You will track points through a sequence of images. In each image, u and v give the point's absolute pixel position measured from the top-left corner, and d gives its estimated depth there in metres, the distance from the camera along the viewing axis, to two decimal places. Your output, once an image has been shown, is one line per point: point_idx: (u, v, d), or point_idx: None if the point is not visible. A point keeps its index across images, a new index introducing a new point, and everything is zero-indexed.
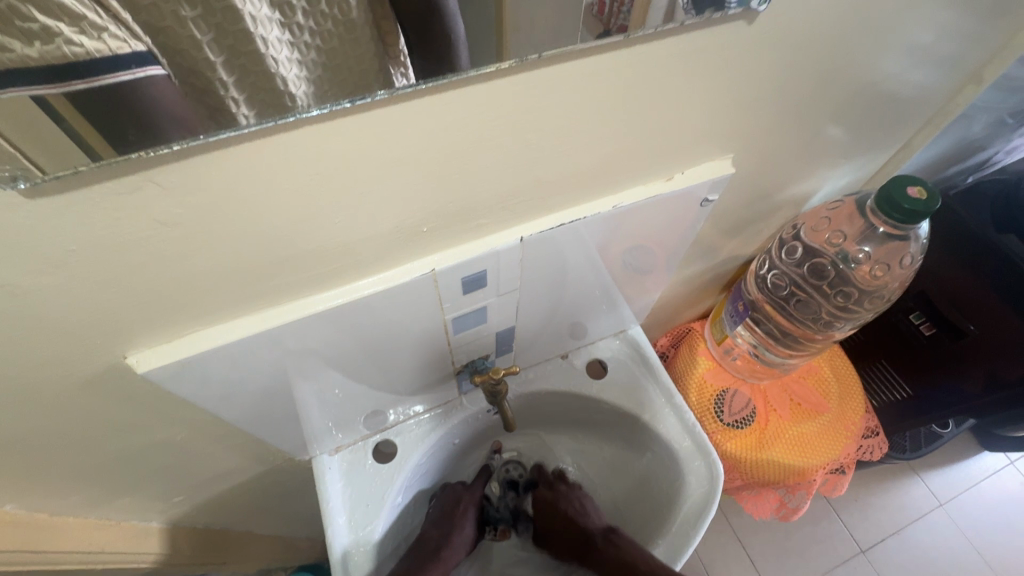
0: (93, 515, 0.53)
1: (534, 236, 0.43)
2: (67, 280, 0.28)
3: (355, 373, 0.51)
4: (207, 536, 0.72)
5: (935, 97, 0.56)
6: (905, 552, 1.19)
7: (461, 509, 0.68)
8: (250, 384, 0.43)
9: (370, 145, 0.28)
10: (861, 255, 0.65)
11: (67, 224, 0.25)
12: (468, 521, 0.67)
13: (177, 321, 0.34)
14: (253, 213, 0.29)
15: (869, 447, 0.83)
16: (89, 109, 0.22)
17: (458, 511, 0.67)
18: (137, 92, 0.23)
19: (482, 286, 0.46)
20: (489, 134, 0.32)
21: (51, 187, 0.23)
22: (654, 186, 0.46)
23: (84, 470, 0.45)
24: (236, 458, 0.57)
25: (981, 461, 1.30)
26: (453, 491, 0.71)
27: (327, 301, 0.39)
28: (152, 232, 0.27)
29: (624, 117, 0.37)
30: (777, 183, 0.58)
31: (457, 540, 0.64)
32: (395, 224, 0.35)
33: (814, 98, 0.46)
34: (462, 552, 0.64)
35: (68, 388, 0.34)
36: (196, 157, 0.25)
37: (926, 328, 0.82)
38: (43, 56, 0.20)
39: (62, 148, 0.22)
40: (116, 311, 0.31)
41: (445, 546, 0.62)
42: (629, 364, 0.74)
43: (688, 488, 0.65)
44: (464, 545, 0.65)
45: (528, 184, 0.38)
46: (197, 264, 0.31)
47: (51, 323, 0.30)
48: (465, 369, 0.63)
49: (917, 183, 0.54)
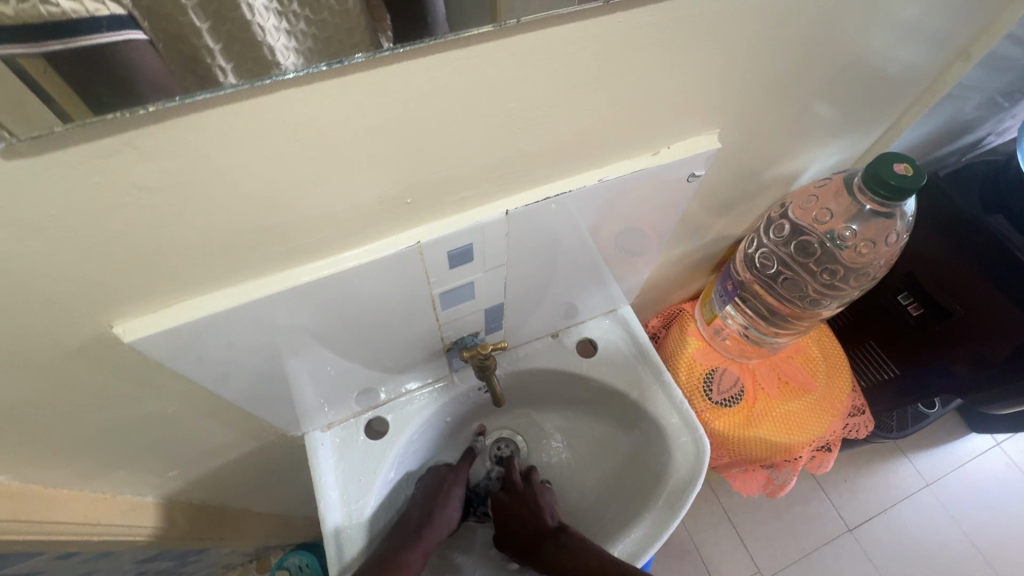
0: (88, 489, 0.54)
1: (520, 209, 0.43)
2: (52, 246, 0.28)
3: (344, 349, 0.52)
4: (203, 512, 0.74)
5: (924, 74, 0.56)
6: (892, 530, 1.22)
7: (446, 492, 0.68)
8: (239, 358, 0.44)
9: (350, 112, 0.29)
10: (847, 233, 0.65)
11: (50, 188, 0.25)
12: (452, 508, 0.68)
13: (163, 290, 0.35)
14: (235, 180, 0.29)
15: (856, 425, 0.84)
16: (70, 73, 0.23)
17: (443, 493, 0.68)
18: (112, 56, 0.24)
19: (468, 260, 0.46)
20: (470, 103, 0.32)
21: (28, 149, 0.23)
22: (642, 160, 0.46)
23: (77, 442, 0.45)
24: (229, 432, 0.57)
25: (968, 442, 1.32)
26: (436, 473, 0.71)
27: (313, 272, 0.39)
28: (134, 198, 0.27)
29: (607, 89, 0.37)
30: (766, 161, 0.58)
31: (440, 520, 0.65)
32: (379, 195, 0.36)
33: (801, 72, 0.46)
34: (445, 531, 0.65)
35: (56, 358, 0.35)
36: (175, 120, 0.25)
37: (913, 308, 0.83)
38: (18, 15, 0.21)
39: (28, 110, 0.22)
40: (102, 279, 0.31)
41: (426, 529, 0.62)
42: (619, 342, 0.75)
43: (674, 464, 0.66)
44: (446, 527, 0.65)
45: (512, 155, 0.38)
46: (181, 232, 0.31)
47: (36, 291, 0.30)
48: (454, 346, 0.63)
49: (904, 160, 0.54)
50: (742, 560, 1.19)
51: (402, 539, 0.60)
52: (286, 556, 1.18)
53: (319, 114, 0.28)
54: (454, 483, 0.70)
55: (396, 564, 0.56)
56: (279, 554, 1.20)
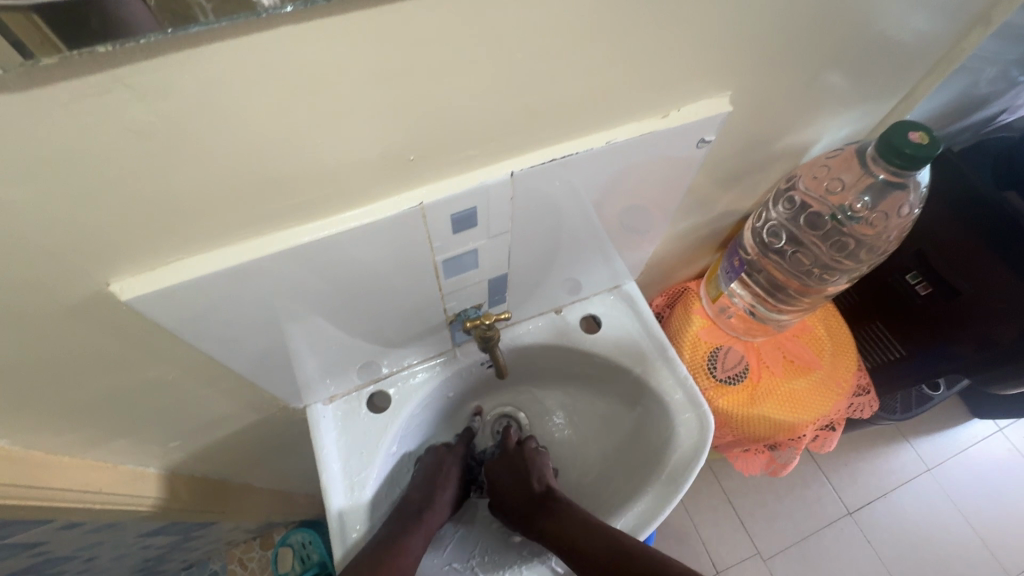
0: (90, 457, 0.54)
1: (524, 171, 0.42)
2: (44, 194, 0.27)
3: (346, 318, 0.51)
4: (207, 485, 0.74)
5: (941, 42, 0.54)
6: (892, 514, 1.22)
7: (446, 472, 0.67)
8: (238, 322, 0.43)
9: (347, 55, 0.28)
10: (859, 205, 0.64)
11: (38, 129, 0.24)
12: (450, 481, 0.67)
13: (160, 246, 0.34)
14: (230, 128, 0.28)
15: (859, 406, 0.83)
16: (49, 17, 0.20)
17: (442, 476, 0.66)
18: (96, 6, 0.20)
19: (472, 225, 0.45)
20: (471, 51, 0.31)
21: (12, 82, 0.22)
22: (650, 123, 0.45)
23: (76, 407, 0.45)
24: (230, 403, 0.57)
25: (971, 428, 1.31)
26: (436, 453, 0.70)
27: (313, 232, 0.38)
28: (125, 142, 0.26)
29: (614, 42, 0.35)
30: (776, 131, 0.56)
31: (440, 501, 0.63)
32: (379, 151, 0.35)
33: (815, 35, 0.44)
34: (445, 513, 0.63)
35: (53, 317, 0.34)
36: (168, 56, 0.24)
37: (922, 288, 0.82)
38: None
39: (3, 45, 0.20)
40: (97, 232, 0.31)
41: (426, 512, 0.60)
42: (622, 318, 0.74)
43: (678, 438, 0.65)
44: (445, 505, 0.64)
45: (517, 112, 0.37)
46: (177, 183, 0.30)
47: (30, 243, 0.29)
48: (456, 319, 0.62)
49: (919, 128, 0.53)
50: (741, 542, 1.20)
51: (403, 523, 0.58)
52: (290, 533, 1.19)
53: (319, 57, 0.27)
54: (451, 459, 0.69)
55: (398, 545, 0.54)
56: (283, 531, 1.21)
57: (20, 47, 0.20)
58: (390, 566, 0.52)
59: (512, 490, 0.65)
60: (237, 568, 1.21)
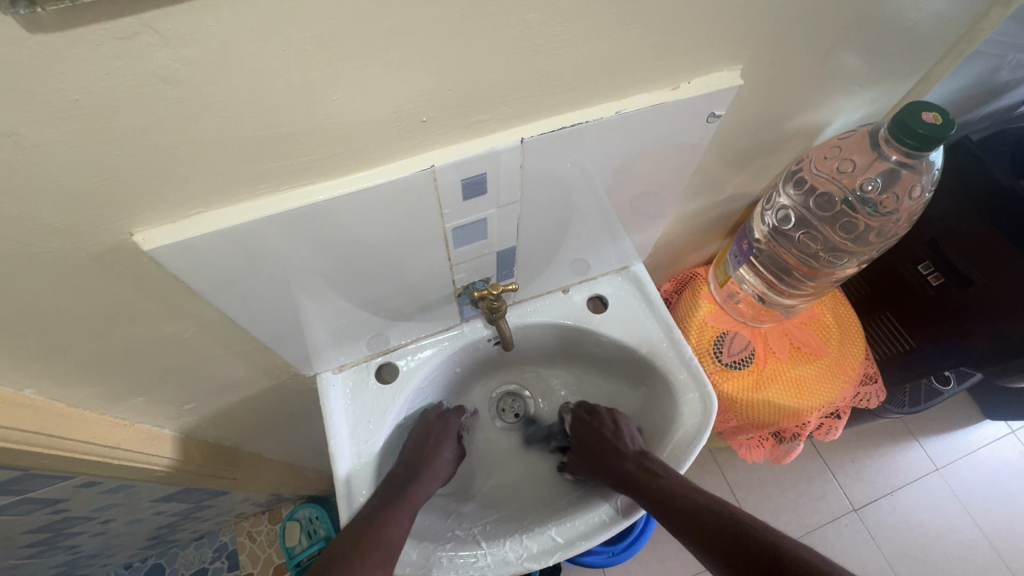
0: (108, 413, 0.56)
1: (535, 138, 0.43)
2: (73, 136, 0.28)
3: (357, 287, 0.52)
4: (219, 450, 0.76)
5: (957, 23, 0.53)
6: (898, 512, 1.21)
7: (436, 445, 0.67)
8: (250, 281, 0.44)
9: (366, 9, 0.28)
10: (870, 186, 0.64)
11: (67, 69, 0.25)
12: (443, 464, 0.66)
13: (182, 198, 0.35)
14: (251, 79, 0.29)
15: (867, 395, 0.81)
16: None
17: (431, 449, 0.67)
18: None
19: (482, 193, 0.46)
20: (487, 11, 0.32)
21: (50, 21, 0.23)
22: (660, 95, 0.46)
23: (97, 359, 0.46)
24: (244, 366, 0.58)
25: (982, 429, 1.30)
26: (426, 423, 0.70)
27: (326, 191, 0.39)
28: (153, 89, 0.28)
29: (627, 10, 0.36)
30: (789, 110, 0.56)
31: (429, 476, 0.64)
32: (394, 110, 0.36)
33: (830, 10, 0.44)
34: (435, 484, 0.64)
35: (78, 263, 0.36)
36: (194, 2, 0.25)
37: (934, 278, 0.81)
38: None
39: None
40: (124, 178, 0.32)
41: (412, 485, 0.61)
42: (629, 299, 0.75)
43: (681, 418, 0.66)
44: (437, 479, 0.64)
45: (528, 76, 0.38)
46: (198, 133, 0.31)
47: (58, 185, 0.30)
48: (465, 292, 0.63)
49: (932, 109, 0.53)
50: None
51: (392, 496, 0.59)
52: (297, 507, 1.22)
53: (334, 9, 0.28)
54: (443, 434, 0.69)
55: (386, 517, 0.56)
56: (290, 505, 1.24)
57: None
58: (376, 538, 0.54)
59: (602, 451, 0.65)
60: (245, 541, 1.23)
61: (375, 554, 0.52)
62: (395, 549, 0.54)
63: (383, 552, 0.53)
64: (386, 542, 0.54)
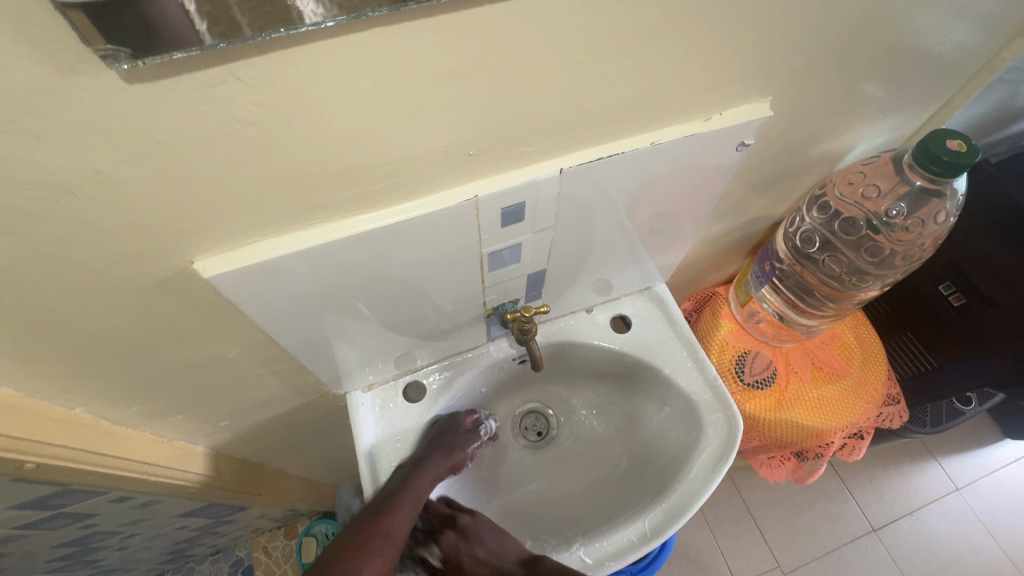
0: (149, 431, 0.57)
1: (572, 168, 0.45)
2: (154, 172, 0.30)
3: (392, 310, 0.54)
4: (246, 466, 0.77)
5: (981, 51, 0.55)
6: (918, 533, 1.20)
7: (443, 438, 0.66)
8: (293, 304, 0.46)
9: (426, 55, 0.30)
10: (895, 212, 0.65)
11: (158, 114, 0.27)
12: (450, 451, 0.65)
13: (243, 229, 0.37)
14: (318, 119, 0.31)
15: (889, 415, 0.81)
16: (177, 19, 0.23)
17: (439, 442, 0.65)
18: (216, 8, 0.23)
19: (520, 220, 0.48)
20: (538, 55, 0.33)
21: (148, 73, 0.25)
22: (691, 127, 0.47)
23: (145, 379, 0.48)
24: (278, 385, 0.60)
25: (1003, 448, 1.28)
26: (441, 424, 0.68)
27: (375, 221, 0.41)
28: (230, 130, 0.29)
29: (665, 49, 0.38)
30: (814, 137, 0.58)
31: (433, 464, 0.63)
32: (445, 144, 0.37)
33: (855, 44, 0.46)
34: (440, 471, 0.63)
35: (142, 289, 0.38)
36: (274, 53, 0.26)
37: (956, 298, 0.82)
38: None
39: (135, 37, 0.23)
40: (191, 211, 0.34)
41: (415, 475, 0.61)
42: (652, 318, 0.76)
43: (707, 438, 0.67)
44: (443, 465, 0.63)
45: (570, 111, 0.39)
46: (267, 167, 0.33)
47: (134, 218, 0.32)
48: (495, 312, 0.64)
49: (957, 137, 0.54)
50: (761, 553, 1.19)
51: (393, 487, 0.60)
52: (314, 523, 1.22)
53: (401, 55, 0.30)
54: (452, 429, 0.67)
55: (388, 507, 0.58)
56: (307, 521, 1.25)
57: (140, 48, 0.23)
58: (374, 527, 0.56)
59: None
60: (262, 556, 1.24)
61: (374, 541, 0.55)
62: (396, 536, 0.57)
63: (381, 538, 0.56)
64: (383, 530, 0.56)
